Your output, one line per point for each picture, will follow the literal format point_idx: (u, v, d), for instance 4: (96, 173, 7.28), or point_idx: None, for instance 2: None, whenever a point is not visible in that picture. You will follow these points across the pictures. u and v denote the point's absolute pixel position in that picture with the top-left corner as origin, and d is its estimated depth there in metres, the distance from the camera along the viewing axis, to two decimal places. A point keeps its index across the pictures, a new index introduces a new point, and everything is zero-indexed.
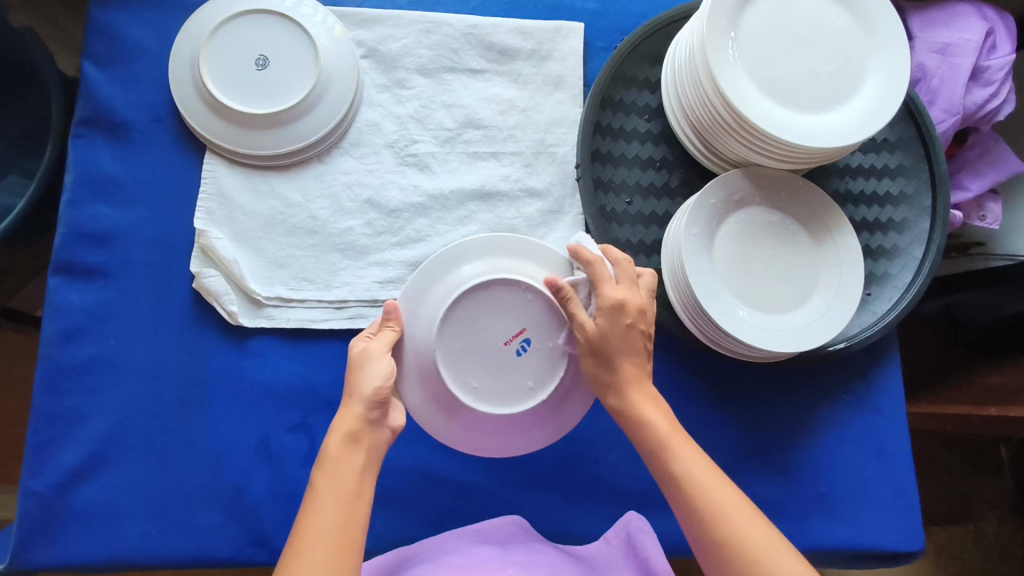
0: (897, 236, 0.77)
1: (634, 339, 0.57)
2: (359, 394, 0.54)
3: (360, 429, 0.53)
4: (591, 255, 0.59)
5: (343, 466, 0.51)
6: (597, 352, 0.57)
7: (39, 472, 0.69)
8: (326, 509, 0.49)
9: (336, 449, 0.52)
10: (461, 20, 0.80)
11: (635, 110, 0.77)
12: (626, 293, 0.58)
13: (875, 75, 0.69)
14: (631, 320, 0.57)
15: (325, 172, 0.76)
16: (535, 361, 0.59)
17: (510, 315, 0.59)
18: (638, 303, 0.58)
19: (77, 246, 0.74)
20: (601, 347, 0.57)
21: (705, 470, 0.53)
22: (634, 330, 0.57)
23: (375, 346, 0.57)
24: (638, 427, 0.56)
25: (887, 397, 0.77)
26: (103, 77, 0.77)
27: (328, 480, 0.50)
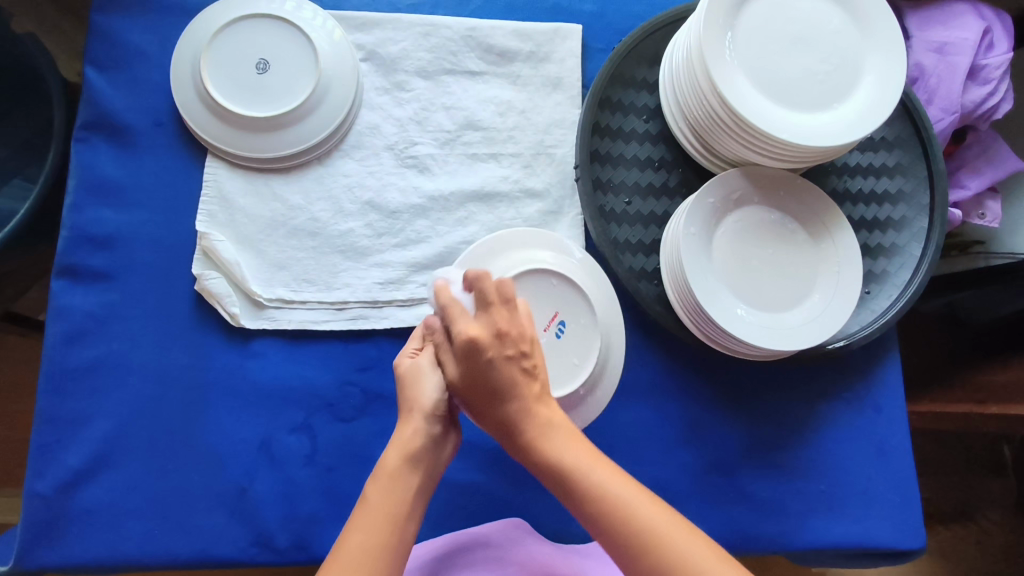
0: (895, 234, 0.77)
1: (501, 375, 0.53)
2: (418, 409, 0.56)
3: (421, 449, 0.55)
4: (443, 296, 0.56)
5: (399, 485, 0.53)
6: (474, 398, 0.55)
7: (44, 474, 0.70)
8: (374, 522, 0.51)
9: (395, 465, 0.54)
10: (459, 23, 0.80)
11: (633, 111, 0.77)
12: (476, 328, 0.53)
13: (872, 73, 0.70)
14: (489, 358, 0.53)
15: (326, 175, 0.77)
16: (572, 341, 0.67)
17: (544, 302, 0.66)
18: (492, 334, 0.53)
19: (80, 249, 0.74)
20: (473, 391, 0.54)
21: (576, 456, 0.52)
22: (495, 369, 0.53)
23: (425, 359, 0.58)
24: (542, 468, 0.53)
25: (887, 394, 0.78)
26: (105, 82, 0.77)
27: (379, 498, 0.52)
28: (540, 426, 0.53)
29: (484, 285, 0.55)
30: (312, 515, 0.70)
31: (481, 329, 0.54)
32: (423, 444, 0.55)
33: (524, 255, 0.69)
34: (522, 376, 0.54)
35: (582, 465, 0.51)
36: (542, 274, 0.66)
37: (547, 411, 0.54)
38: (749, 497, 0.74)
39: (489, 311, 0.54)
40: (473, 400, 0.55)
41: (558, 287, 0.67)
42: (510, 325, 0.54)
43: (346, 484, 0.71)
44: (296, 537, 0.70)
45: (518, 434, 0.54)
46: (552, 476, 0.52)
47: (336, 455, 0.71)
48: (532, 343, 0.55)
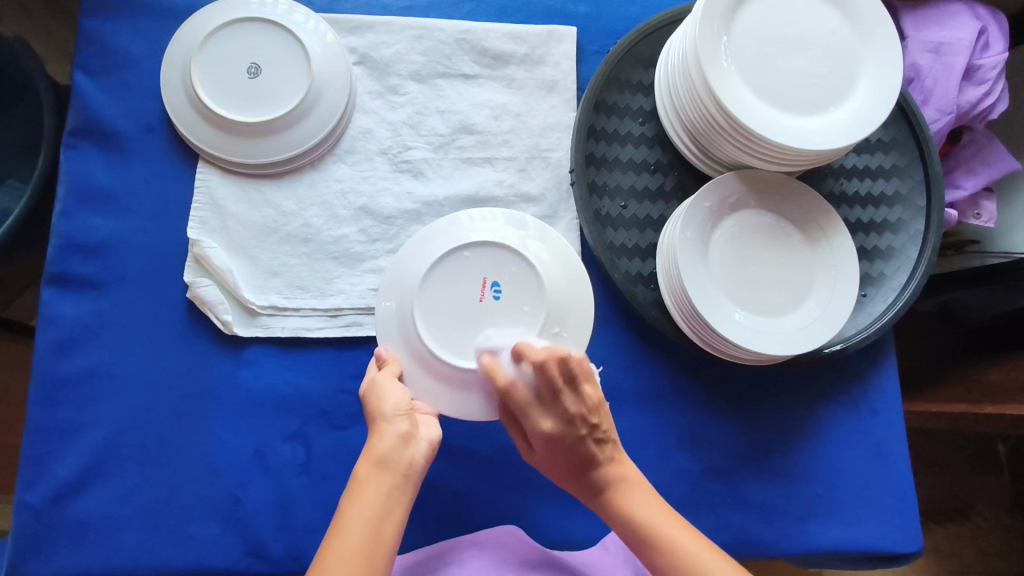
0: (892, 237, 0.77)
1: (583, 452, 0.58)
2: (380, 415, 0.56)
3: (391, 451, 0.54)
4: (502, 380, 0.58)
5: (373, 489, 0.52)
6: (560, 467, 0.60)
7: (34, 485, 0.69)
8: (351, 530, 0.50)
9: (366, 470, 0.53)
10: (453, 26, 0.80)
11: (629, 114, 0.77)
12: (548, 421, 0.57)
13: (868, 76, 0.69)
14: (568, 443, 0.58)
15: (319, 180, 0.76)
16: (512, 297, 0.63)
17: (468, 276, 0.63)
18: (572, 419, 0.57)
19: (70, 257, 0.73)
20: (556, 462, 0.60)
21: (660, 514, 0.57)
22: (577, 447, 0.58)
23: (381, 375, 0.59)
24: (621, 523, 0.58)
25: (883, 398, 0.77)
26: (94, 87, 0.76)
27: (354, 504, 0.52)
28: (619, 487, 0.59)
29: (554, 376, 0.55)
30: (306, 523, 0.70)
31: (554, 421, 0.58)
32: (392, 446, 0.54)
33: (443, 238, 0.66)
34: (597, 448, 0.59)
35: (662, 525, 0.57)
36: (452, 255, 0.64)
37: (623, 471, 0.60)
38: (746, 501, 0.74)
39: (557, 399, 0.56)
40: (556, 468, 0.61)
41: (477, 254, 0.64)
42: (583, 409, 0.56)
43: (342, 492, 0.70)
44: (291, 546, 0.69)
45: (602, 498, 0.59)
46: (632, 533, 0.57)
47: (330, 463, 0.71)
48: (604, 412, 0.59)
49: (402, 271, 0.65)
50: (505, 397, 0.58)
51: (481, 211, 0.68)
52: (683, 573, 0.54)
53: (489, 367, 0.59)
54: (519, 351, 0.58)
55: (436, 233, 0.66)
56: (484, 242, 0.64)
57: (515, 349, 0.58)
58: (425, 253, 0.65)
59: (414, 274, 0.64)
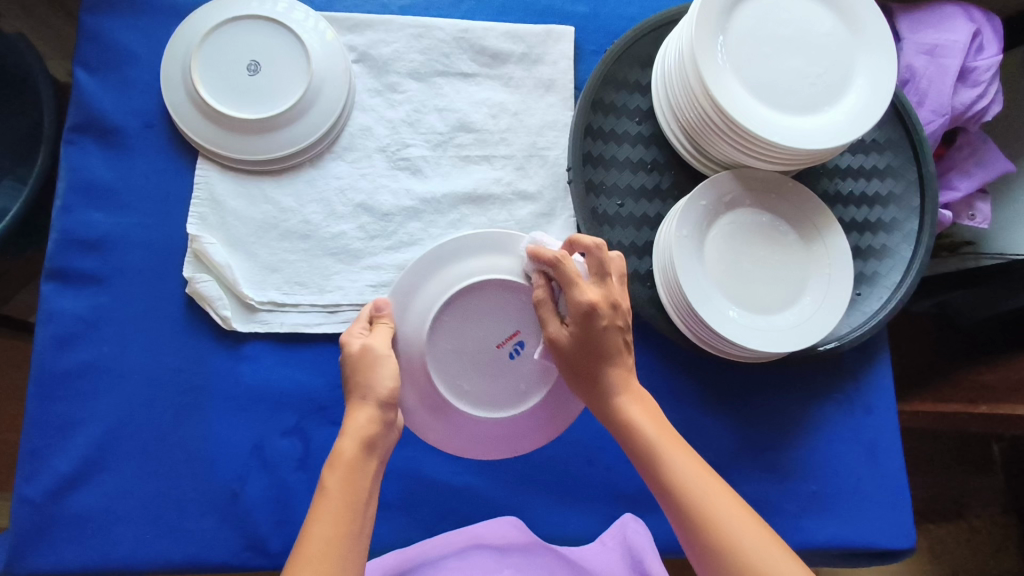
0: (886, 236, 0.78)
1: (610, 339, 0.56)
2: (371, 392, 0.53)
3: (375, 436, 0.52)
4: (590, 240, 0.56)
5: (356, 475, 0.51)
6: (577, 358, 0.57)
7: (33, 479, 0.69)
8: (337, 515, 0.49)
9: (351, 453, 0.51)
10: (452, 24, 0.80)
11: (626, 113, 0.77)
12: (592, 293, 0.55)
13: (863, 76, 0.70)
14: (601, 323, 0.55)
15: (318, 177, 0.76)
16: (526, 364, 0.61)
17: (507, 318, 0.60)
18: (611, 300, 0.56)
19: (70, 252, 0.74)
20: (577, 353, 0.57)
21: (663, 433, 0.56)
22: (609, 330, 0.56)
23: (378, 341, 0.56)
24: (625, 431, 0.57)
25: (877, 395, 0.78)
26: (94, 83, 0.77)
27: (339, 487, 0.50)
28: (630, 396, 0.57)
29: (608, 262, 0.57)
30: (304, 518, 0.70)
31: (601, 295, 0.56)
32: (376, 430, 0.52)
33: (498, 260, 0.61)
34: (621, 340, 0.57)
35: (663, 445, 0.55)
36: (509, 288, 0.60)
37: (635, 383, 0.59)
38: (741, 498, 0.75)
39: (606, 281, 0.57)
40: (572, 357, 0.57)
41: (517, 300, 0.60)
42: (620, 297, 0.57)
43: None
44: (289, 540, 0.69)
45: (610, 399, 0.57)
46: (635, 444, 0.56)
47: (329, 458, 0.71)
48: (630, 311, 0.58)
49: (449, 266, 0.61)
50: (552, 264, 0.56)
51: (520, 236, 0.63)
52: (687, 508, 0.52)
53: (530, 249, 0.58)
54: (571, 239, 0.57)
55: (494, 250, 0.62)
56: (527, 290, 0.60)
57: (568, 236, 0.58)
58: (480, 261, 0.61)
59: (458, 277, 0.60)
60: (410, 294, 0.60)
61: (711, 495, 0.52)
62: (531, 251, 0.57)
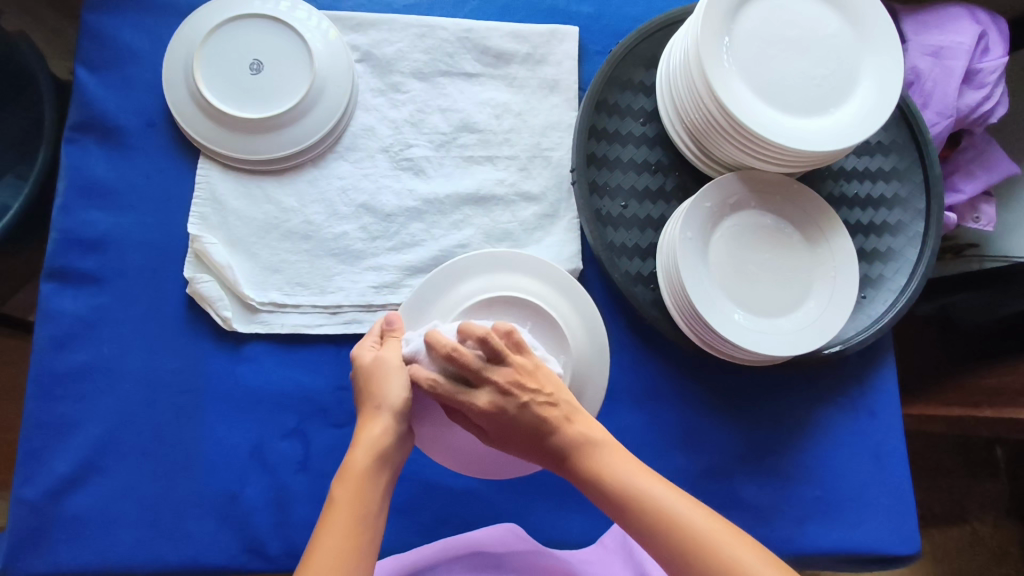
0: (891, 239, 0.77)
1: (527, 420, 0.52)
2: (387, 403, 0.54)
3: (388, 448, 0.53)
4: (444, 347, 0.51)
5: (369, 485, 0.51)
6: (505, 441, 0.55)
7: (31, 480, 0.69)
8: (346, 525, 0.48)
9: (363, 464, 0.51)
10: (455, 24, 0.80)
11: (630, 114, 0.77)
12: (476, 399, 0.52)
13: (869, 78, 0.70)
14: (509, 412, 0.52)
15: (320, 177, 0.76)
16: None
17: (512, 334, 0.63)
18: (505, 382, 0.52)
19: (70, 251, 0.73)
20: (504, 438, 0.54)
21: (600, 435, 0.54)
22: (523, 417, 0.52)
23: (391, 354, 0.56)
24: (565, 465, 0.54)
25: (881, 399, 0.78)
26: (96, 82, 0.76)
27: (350, 496, 0.50)
28: (579, 450, 0.53)
29: (491, 342, 0.51)
30: (303, 521, 0.69)
31: (490, 396, 0.52)
32: (388, 443, 0.53)
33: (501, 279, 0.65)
34: (543, 412, 0.53)
35: (600, 450, 0.53)
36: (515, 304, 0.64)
37: (578, 429, 0.53)
38: (744, 502, 0.74)
39: (492, 372, 0.52)
40: (505, 445, 0.55)
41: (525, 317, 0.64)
42: (512, 375, 0.52)
43: None
44: (288, 542, 0.69)
45: (549, 450, 0.54)
46: (572, 468, 0.54)
47: (329, 460, 0.71)
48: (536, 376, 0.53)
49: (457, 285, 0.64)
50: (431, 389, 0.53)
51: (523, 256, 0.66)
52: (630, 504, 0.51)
53: (410, 374, 0.54)
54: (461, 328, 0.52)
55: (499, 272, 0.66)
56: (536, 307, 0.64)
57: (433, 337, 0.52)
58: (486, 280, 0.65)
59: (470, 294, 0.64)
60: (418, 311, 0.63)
61: (652, 487, 0.51)
62: (412, 378, 0.54)
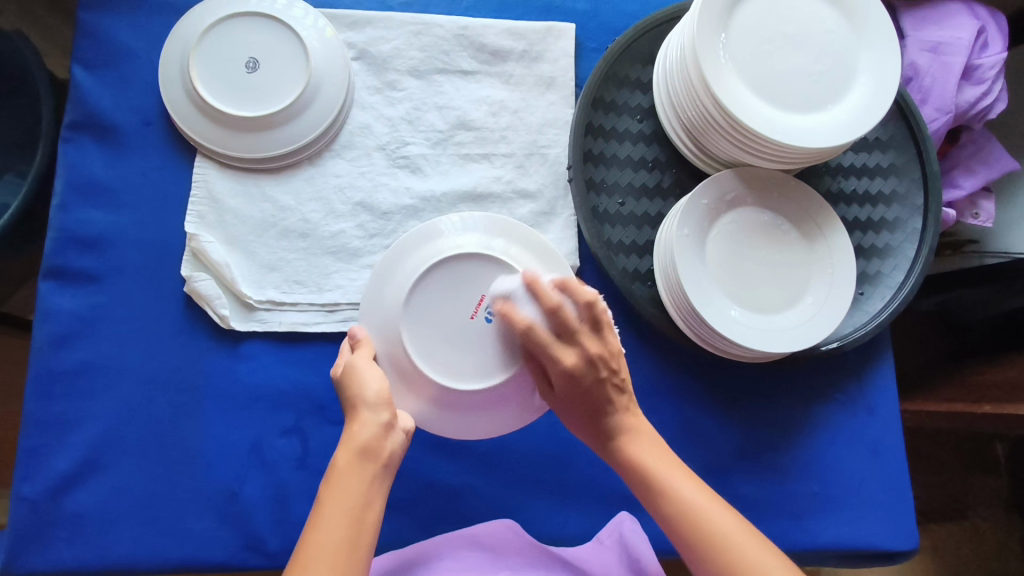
0: (889, 235, 0.77)
1: (598, 394, 0.57)
2: (362, 402, 0.54)
3: (373, 441, 0.52)
4: (550, 303, 0.53)
5: (356, 479, 0.51)
6: (574, 411, 0.59)
7: (30, 478, 0.69)
8: (333, 522, 0.48)
9: (348, 460, 0.51)
10: (452, 22, 0.80)
11: (627, 111, 0.77)
12: (557, 368, 0.55)
13: (866, 74, 0.69)
14: (585, 382, 0.55)
15: (317, 175, 0.76)
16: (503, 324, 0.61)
17: (470, 287, 0.61)
18: (603, 353, 0.55)
19: (68, 250, 0.74)
20: (573, 407, 0.58)
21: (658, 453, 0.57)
22: (603, 384, 0.56)
23: (358, 358, 0.58)
24: (627, 470, 0.57)
25: (879, 396, 0.77)
26: (93, 81, 0.76)
27: (335, 494, 0.50)
28: (627, 435, 0.58)
29: (566, 315, 0.54)
30: (301, 518, 0.70)
31: (577, 357, 0.55)
32: (374, 436, 0.52)
33: (442, 245, 0.64)
34: (614, 392, 0.57)
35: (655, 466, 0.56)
36: (461, 262, 0.61)
37: (631, 419, 0.59)
38: (742, 499, 0.74)
39: (578, 339, 0.55)
40: (569, 411, 0.59)
41: (486, 271, 0.61)
42: (603, 351, 0.55)
43: None
44: (287, 539, 0.69)
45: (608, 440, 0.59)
46: (636, 478, 0.57)
47: (327, 458, 0.71)
48: (610, 352, 0.56)
49: (429, 244, 0.64)
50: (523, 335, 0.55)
51: (498, 221, 0.66)
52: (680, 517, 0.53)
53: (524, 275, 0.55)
54: (565, 286, 0.55)
55: (442, 237, 0.64)
56: (501, 264, 0.61)
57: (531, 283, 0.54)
58: (426, 250, 0.64)
59: (438, 250, 0.63)
60: (390, 269, 0.64)
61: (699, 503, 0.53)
62: (525, 277, 0.54)
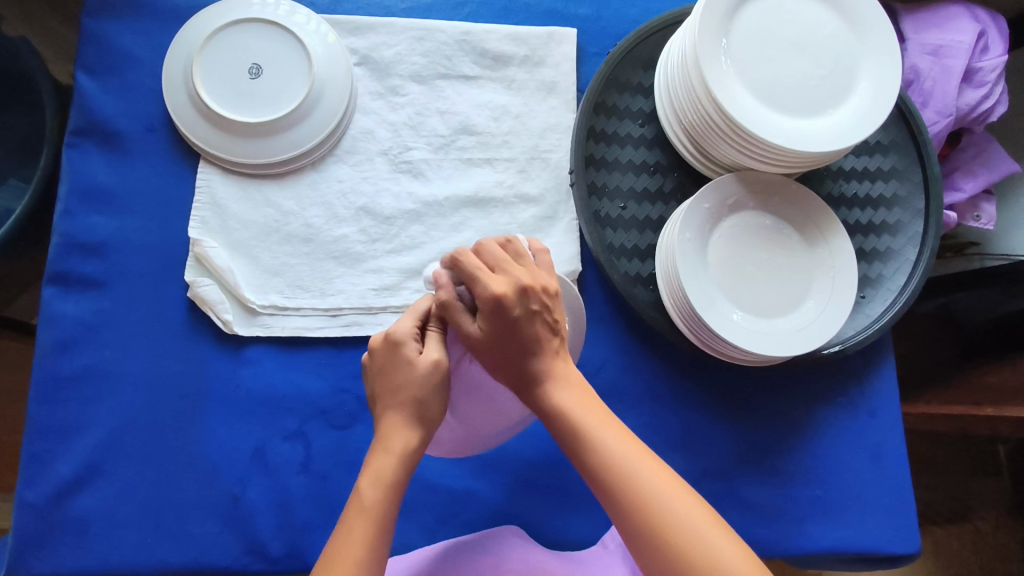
0: (890, 239, 0.77)
1: (524, 330, 0.51)
2: (428, 414, 0.53)
3: (410, 454, 0.52)
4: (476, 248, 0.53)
5: (387, 492, 0.51)
6: (499, 359, 0.52)
7: (35, 483, 0.69)
8: (366, 534, 0.50)
9: (391, 471, 0.51)
10: (454, 27, 0.80)
11: (628, 115, 0.77)
12: (483, 294, 0.50)
13: (867, 78, 0.70)
14: (514, 314, 0.50)
15: (319, 180, 0.76)
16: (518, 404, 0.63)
17: None
18: (533, 287, 0.52)
19: (72, 256, 0.74)
20: (497, 353, 0.52)
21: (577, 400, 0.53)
22: (528, 318, 0.52)
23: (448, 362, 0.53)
24: (549, 418, 0.53)
25: (881, 400, 0.78)
26: (97, 87, 0.77)
27: (370, 503, 0.50)
28: (546, 381, 0.53)
29: (491, 253, 0.53)
30: (305, 523, 0.70)
31: (508, 287, 0.51)
32: (410, 450, 0.52)
33: None
34: (542, 330, 0.53)
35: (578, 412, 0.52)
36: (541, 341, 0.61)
37: (558, 365, 0.54)
38: (745, 503, 0.74)
39: (505, 270, 0.52)
40: (491, 358, 0.52)
41: None
42: (532, 282, 0.52)
43: (340, 491, 0.71)
44: (291, 544, 0.69)
45: (529, 386, 0.53)
46: (557, 425, 0.52)
47: (330, 462, 0.71)
48: (541, 285, 0.53)
49: None
50: (457, 266, 0.52)
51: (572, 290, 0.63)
52: (607, 469, 0.50)
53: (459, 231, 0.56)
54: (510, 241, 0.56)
55: None
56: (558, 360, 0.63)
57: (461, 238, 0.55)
58: None
59: None
60: None
61: (631, 456, 0.50)
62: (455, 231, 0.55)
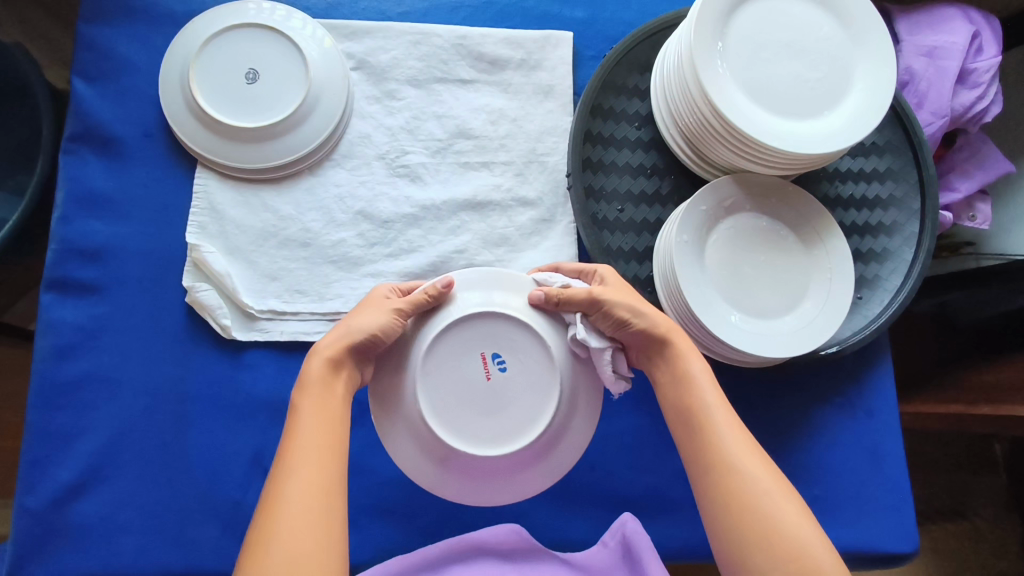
0: (886, 239, 0.78)
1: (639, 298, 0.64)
2: (352, 326, 0.56)
3: (338, 359, 0.55)
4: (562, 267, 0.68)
5: (318, 397, 0.53)
6: (627, 302, 0.60)
7: (34, 489, 0.69)
8: (301, 440, 0.51)
9: (318, 374, 0.54)
10: (449, 31, 0.80)
11: (625, 118, 0.77)
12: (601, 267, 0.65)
13: (862, 79, 0.70)
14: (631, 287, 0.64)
15: (317, 185, 0.76)
16: (518, 376, 0.58)
17: (467, 351, 0.58)
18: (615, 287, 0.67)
19: (69, 262, 0.74)
20: (628, 300, 0.60)
21: (702, 370, 0.58)
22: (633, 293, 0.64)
23: (392, 302, 0.58)
24: (673, 373, 0.58)
25: (879, 399, 0.78)
26: (93, 93, 0.77)
27: (304, 410, 0.53)
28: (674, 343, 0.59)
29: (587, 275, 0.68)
30: None
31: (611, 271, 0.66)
32: (335, 354, 0.55)
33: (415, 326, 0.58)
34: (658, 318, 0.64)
35: (699, 383, 0.57)
36: (445, 333, 0.57)
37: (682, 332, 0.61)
38: None
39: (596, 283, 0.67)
40: (624, 296, 0.60)
41: (486, 327, 0.58)
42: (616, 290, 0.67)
43: None
44: None
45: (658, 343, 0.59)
46: (677, 385, 0.58)
47: None
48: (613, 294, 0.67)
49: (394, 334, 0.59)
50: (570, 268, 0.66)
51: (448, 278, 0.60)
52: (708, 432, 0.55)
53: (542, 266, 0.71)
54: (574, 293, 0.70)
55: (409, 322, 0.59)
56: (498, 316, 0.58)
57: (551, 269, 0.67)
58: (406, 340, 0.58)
59: (418, 336, 0.58)
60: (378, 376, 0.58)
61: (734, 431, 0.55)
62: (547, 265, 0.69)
